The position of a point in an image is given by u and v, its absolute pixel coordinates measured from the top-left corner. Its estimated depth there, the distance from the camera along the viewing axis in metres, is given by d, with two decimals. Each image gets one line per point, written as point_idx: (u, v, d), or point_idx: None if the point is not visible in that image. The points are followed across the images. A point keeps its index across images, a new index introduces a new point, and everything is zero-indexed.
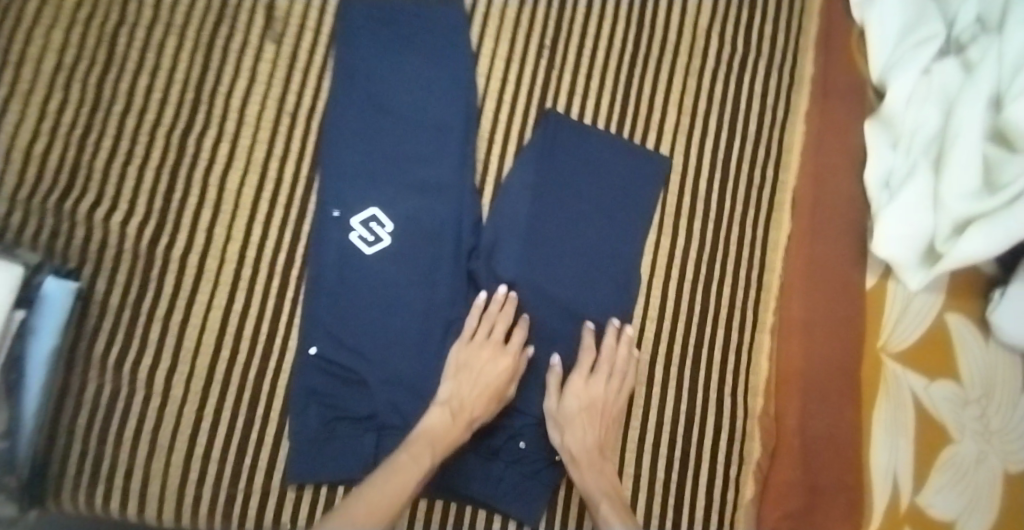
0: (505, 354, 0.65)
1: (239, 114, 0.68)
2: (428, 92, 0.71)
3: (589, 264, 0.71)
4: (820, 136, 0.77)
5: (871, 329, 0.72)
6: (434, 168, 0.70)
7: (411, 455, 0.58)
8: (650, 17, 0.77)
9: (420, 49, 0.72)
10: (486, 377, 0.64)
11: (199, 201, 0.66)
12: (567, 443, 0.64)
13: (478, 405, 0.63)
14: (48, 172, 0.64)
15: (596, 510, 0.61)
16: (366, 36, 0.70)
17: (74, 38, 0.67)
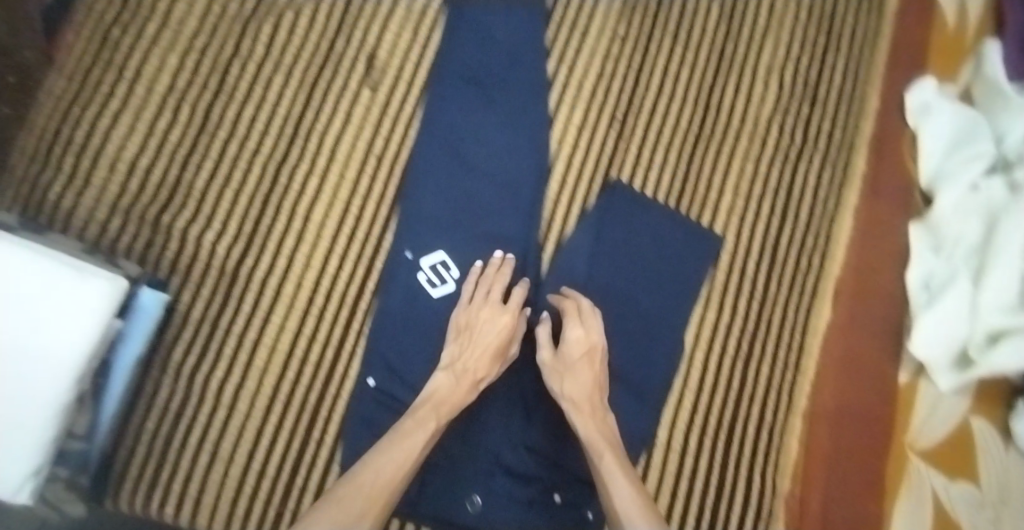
0: (504, 312, 0.67)
1: (330, 152, 0.73)
2: (504, 150, 0.76)
3: (640, 331, 0.74)
4: (866, 233, 0.82)
5: (901, 425, 0.75)
6: (502, 222, 0.74)
7: (416, 420, 0.60)
8: (718, 101, 0.81)
9: (501, 109, 0.76)
10: (486, 336, 0.66)
11: (284, 229, 0.71)
12: (566, 391, 0.66)
13: (482, 366, 0.65)
14: (151, 186, 0.69)
15: (597, 459, 0.61)
16: (454, 93, 0.75)
17: (188, 62, 0.71)
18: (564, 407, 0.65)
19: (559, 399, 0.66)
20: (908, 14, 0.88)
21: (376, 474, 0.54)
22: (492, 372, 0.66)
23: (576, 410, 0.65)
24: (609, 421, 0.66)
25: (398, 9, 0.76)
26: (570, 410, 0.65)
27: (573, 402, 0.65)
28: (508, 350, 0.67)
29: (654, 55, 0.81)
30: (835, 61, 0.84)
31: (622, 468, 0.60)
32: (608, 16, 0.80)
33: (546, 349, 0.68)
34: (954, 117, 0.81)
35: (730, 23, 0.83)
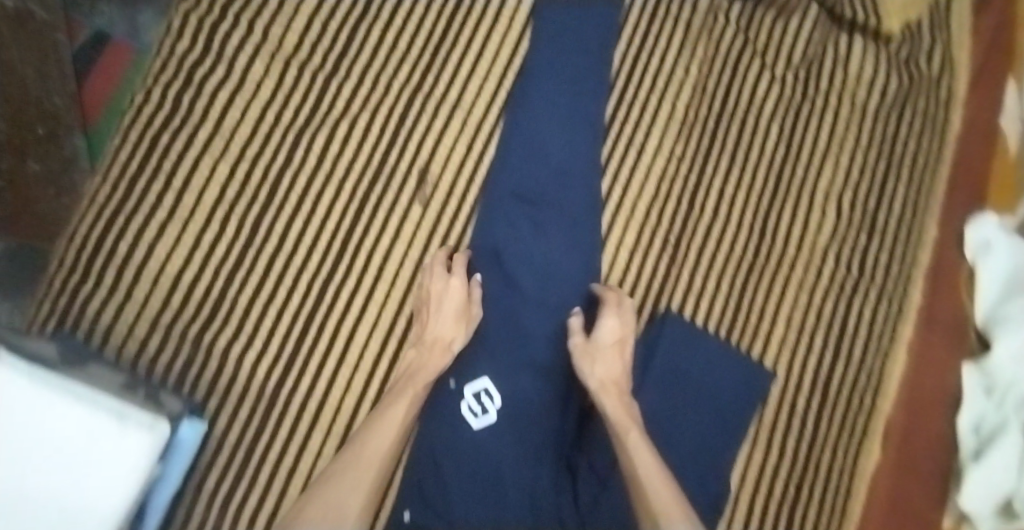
0: (449, 278, 0.68)
1: (378, 271, 0.71)
2: (552, 269, 0.73)
3: (709, 456, 0.72)
4: (918, 370, 0.80)
5: None
6: (547, 350, 0.72)
7: (399, 392, 0.63)
8: (772, 227, 0.79)
9: (551, 230, 0.74)
10: (441, 306, 0.67)
11: (326, 350, 0.68)
12: (598, 379, 0.66)
13: (448, 332, 0.66)
14: (192, 302, 0.66)
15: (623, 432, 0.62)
16: (505, 214, 0.73)
17: (238, 173, 0.69)
18: (595, 393, 0.66)
19: (588, 385, 0.67)
20: (968, 143, 0.86)
21: (357, 467, 0.56)
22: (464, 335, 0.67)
23: (608, 399, 0.65)
24: (636, 411, 0.66)
25: (453, 122, 0.74)
26: (601, 397, 0.65)
27: (603, 390, 0.66)
28: (472, 318, 0.68)
29: (710, 176, 0.79)
30: (895, 188, 0.83)
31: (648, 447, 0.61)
32: (665, 134, 0.79)
33: (578, 336, 0.69)
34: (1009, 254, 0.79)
35: (790, 144, 0.81)
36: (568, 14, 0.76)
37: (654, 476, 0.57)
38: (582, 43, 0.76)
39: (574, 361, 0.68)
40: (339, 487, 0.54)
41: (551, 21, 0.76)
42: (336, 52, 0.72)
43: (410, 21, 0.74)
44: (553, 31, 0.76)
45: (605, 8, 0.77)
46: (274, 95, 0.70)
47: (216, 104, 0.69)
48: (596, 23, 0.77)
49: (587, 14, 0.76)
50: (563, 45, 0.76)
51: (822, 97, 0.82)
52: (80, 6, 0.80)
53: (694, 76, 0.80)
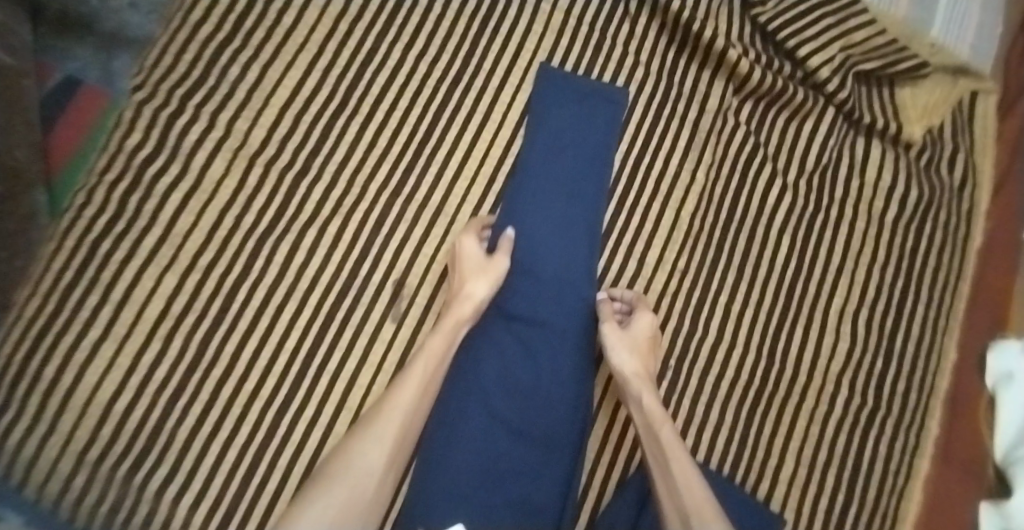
0: (464, 237, 0.64)
1: (342, 397, 0.62)
2: (543, 392, 0.66)
3: None
4: (938, 510, 0.73)
5: None
6: (533, 487, 0.64)
7: (435, 337, 0.59)
8: (781, 350, 0.73)
9: (546, 356, 0.67)
10: (461, 265, 0.63)
11: (276, 491, 0.59)
12: (632, 367, 0.63)
13: (469, 285, 0.62)
14: (124, 435, 0.58)
15: (658, 431, 0.59)
16: (495, 335, 0.68)
17: (188, 284, 0.61)
18: (629, 381, 0.63)
19: (621, 372, 0.63)
20: (989, 259, 0.81)
21: (379, 424, 0.52)
22: (491, 288, 0.62)
23: (640, 391, 0.62)
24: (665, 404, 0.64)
25: (435, 229, 0.67)
26: (632, 387, 0.62)
27: (638, 377, 0.63)
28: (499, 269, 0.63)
29: (715, 292, 0.73)
30: (913, 307, 0.76)
31: (682, 446, 0.58)
32: (668, 245, 0.73)
33: (611, 323, 0.65)
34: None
35: (801, 259, 0.75)
36: (567, 116, 0.72)
37: (692, 477, 0.55)
38: (582, 149, 0.72)
39: (606, 344, 0.65)
40: (358, 448, 0.51)
41: (549, 124, 0.72)
42: (308, 150, 0.66)
43: (392, 118, 0.68)
44: (550, 132, 0.71)
45: (607, 112, 0.73)
46: (236, 195, 0.63)
47: (168, 207, 0.62)
48: (596, 128, 0.73)
49: (588, 118, 0.72)
50: (561, 149, 0.71)
51: (836, 207, 0.77)
52: (54, 49, 0.67)
53: (700, 181, 0.74)
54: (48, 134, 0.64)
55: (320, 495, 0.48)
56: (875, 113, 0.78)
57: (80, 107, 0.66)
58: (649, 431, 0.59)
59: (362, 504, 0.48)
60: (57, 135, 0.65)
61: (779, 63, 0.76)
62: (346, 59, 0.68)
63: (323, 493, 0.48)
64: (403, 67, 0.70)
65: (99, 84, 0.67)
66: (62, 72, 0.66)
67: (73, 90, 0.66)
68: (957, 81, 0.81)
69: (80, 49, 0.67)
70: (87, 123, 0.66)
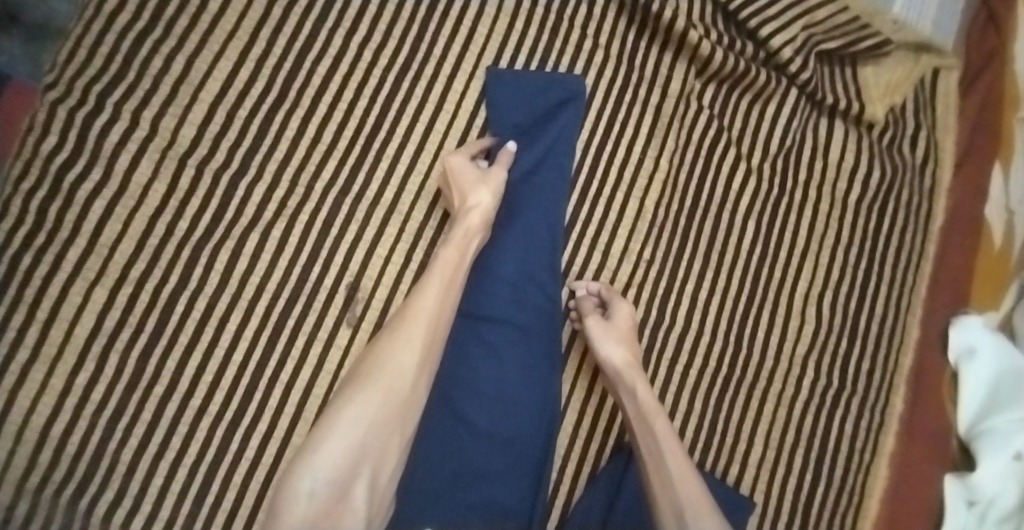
0: (453, 156, 0.64)
1: (297, 407, 0.59)
2: (512, 394, 0.62)
3: None
4: (901, 483, 0.74)
5: None
6: (502, 492, 0.60)
7: (451, 248, 0.59)
8: (748, 337, 0.72)
9: (514, 352, 0.63)
10: (458, 181, 0.63)
11: (233, 509, 0.57)
12: (620, 357, 0.62)
13: (470, 194, 0.62)
14: (63, 461, 0.54)
15: (652, 423, 0.58)
16: (461, 331, 0.63)
17: (121, 298, 0.57)
18: (620, 371, 0.62)
19: (612, 364, 0.62)
20: (950, 236, 0.81)
21: (407, 329, 0.52)
22: (494, 197, 0.63)
23: (633, 386, 0.61)
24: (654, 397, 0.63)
25: (388, 228, 0.64)
26: (624, 383, 0.62)
27: (626, 368, 0.62)
28: (498, 180, 0.64)
29: (681, 280, 0.71)
30: (877, 288, 0.76)
31: (675, 437, 0.57)
32: (632, 234, 0.70)
33: (593, 315, 0.65)
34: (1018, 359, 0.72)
35: (767, 243, 0.74)
36: (528, 110, 0.69)
37: (685, 468, 0.55)
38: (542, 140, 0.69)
39: (591, 336, 0.64)
40: (386, 355, 0.51)
41: (508, 117, 0.68)
42: (245, 149, 0.61)
43: (336, 111, 0.64)
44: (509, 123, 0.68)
45: (567, 100, 0.70)
46: (168, 199, 0.59)
47: (94, 215, 0.57)
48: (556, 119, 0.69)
49: (547, 107, 0.69)
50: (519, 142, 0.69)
51: (801, 190, 0.76)
52: None
53: (664, 167, 0.72)
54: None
55: (359, 395, 0.48)
56: (837, 93, 0.76)
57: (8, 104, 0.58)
58: (642, 422, 0.59)
59: (397, 403, 0.49)
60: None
61: (741, 43, 0.74)
62: (283, 48, 0.64)
63: (357, 396, 0.48)
64: (347, 55, 0.65)
65: (28, 77, 0.59)
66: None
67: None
68: (919, 57, 0.80)
69: (5, 44, 0.59)
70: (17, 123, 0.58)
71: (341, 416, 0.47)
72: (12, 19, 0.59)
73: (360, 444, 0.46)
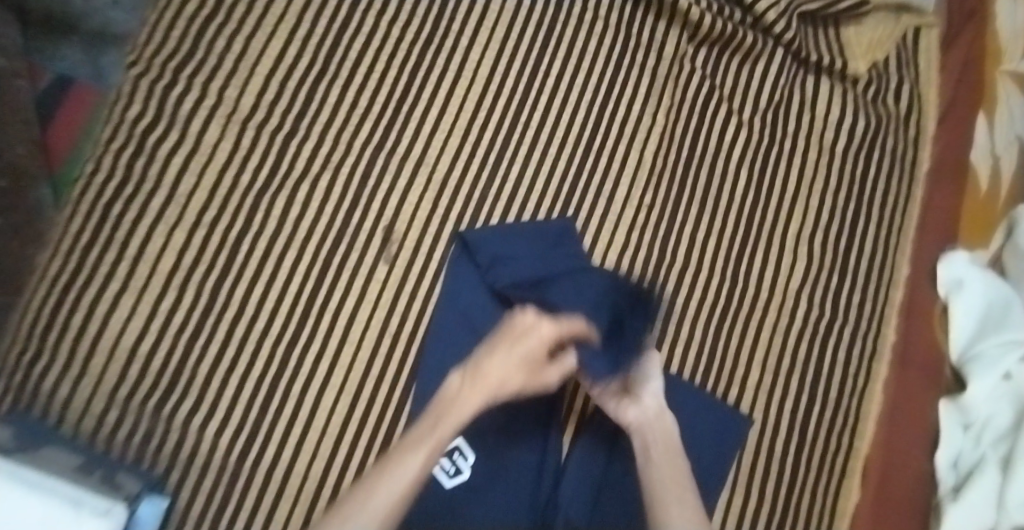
0: (537, 322, 0.57)
1: (344, 332, 0.69)
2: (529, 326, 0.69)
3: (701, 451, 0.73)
4: (896, 409, 0.81)
5: None
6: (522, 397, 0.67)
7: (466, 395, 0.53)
8: (744, 272, 0.79)
9: None
10: (525, 349, 0.56)
11: (292, 415, 0.67)
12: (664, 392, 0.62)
13: (512, 375, 0.55)
14: (150, 373, 0.65)
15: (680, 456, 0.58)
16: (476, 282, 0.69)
17: (195, 239, 0.68)
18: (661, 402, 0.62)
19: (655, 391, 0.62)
20: (936, 179, 0.87)
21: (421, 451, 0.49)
22: (527, 383, 0.56)
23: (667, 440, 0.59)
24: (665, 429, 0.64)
25: (417, 179, 0.73)
26: (656, 423, 0.60)
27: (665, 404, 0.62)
28: (545, 376, 0.57)
29: (681, 222, 0.79)
30: (865, 228, 0.83)
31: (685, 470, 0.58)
32: (634, 183, 0.79)
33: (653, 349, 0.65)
34: (1021, 318, 0.78)
35: (759, 187, 0.81)
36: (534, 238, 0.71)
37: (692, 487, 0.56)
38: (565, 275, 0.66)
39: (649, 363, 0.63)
40: (418, 449, 0.49)
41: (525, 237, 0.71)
42: (294, 113, 0.72)
43: (369, 79, 0.74)
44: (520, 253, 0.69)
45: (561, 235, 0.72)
46: (232, 156, 0.70)
47: (170, 169, 0.68)
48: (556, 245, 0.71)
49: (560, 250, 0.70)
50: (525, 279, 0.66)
51: (789, 141, 0.83)
52: (42, 51, 0.78)
53: (661, 123, 0.80)
54: (45, 131, 0.76)
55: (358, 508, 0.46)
56: (820, 52, 0.84)
57: (71, 105, 0.78)
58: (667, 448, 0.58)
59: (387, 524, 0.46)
60: (52, 131, 0.77)
61: (729, 10, 0.82)
62: (324, 27, 0.75)
63: (394, 472, 0.48)
64: (378, 33, 0.76)
65: (87, 82, 0.79)
66: (52, 74, 0.78)
67: (64, 91, 0.78)
68: (900, 17, 0.88)
69: (66, 50, 0.79)
70: (78, 118, 0.78)
71: (374, 487, 0.47)
72: (71, 29, 0.79)
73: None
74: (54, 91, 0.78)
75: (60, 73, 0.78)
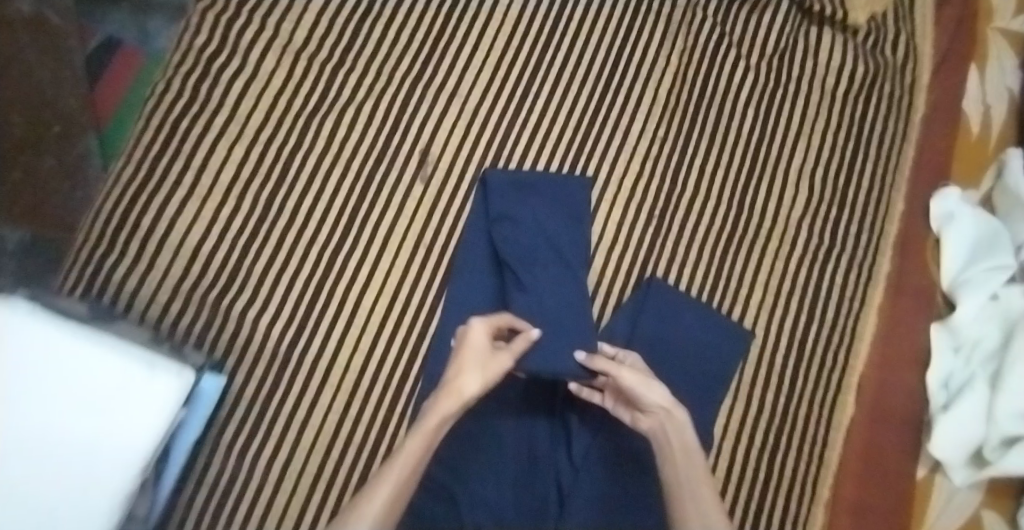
0: (474, 327, 0.63)
1: (383, 241, 0.77)
2: (544, 253, 0.76)
3: (706, 365, 0.80)
4: (888, 331, 0.87)
5: (919, 508, 0.82)
6: (544, 298, 0.74)
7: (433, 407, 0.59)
8: (749, 202, 0.86)
9: (549, 222, 0.78)
10: (472, 355, 0.62)
11: (336, 313, 0.74)
12: (661, 394, 0.63)
13: (465, 377, 0.60)
14: (210, 270, 0.73)
15: (697, 456, 0.59)
16: (502, 208, 0.78)
17: (253, 154, 0.75)
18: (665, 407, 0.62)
19: (653, 400, 0.62)
20: (931, 125, 0.93)
21: (398, 462, 0.55)
22: (487, 382, 0.61)
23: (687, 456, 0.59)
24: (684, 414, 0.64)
25: (451, 108, 0.81)
26: (668, 425, 0.61)
27: (670, 404, 0.62)
28: (500, 365, 0.62)
29: (691, 155, 0.86)
30: (863, 166, 0.89)
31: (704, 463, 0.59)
32: (648, 118, 0.85)
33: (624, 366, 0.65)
34: (1010, 242, 0.85)
35: (764, 125, 0.88)
36: (546, 197, 0.79)
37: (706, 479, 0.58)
38: (554, 251, 0.77)
39: (627, 384, 0.64)
40: (397, 460, 0.55)
41: (539, 194, 0.79)
42: (342, 47, 0.79)
43: (410, 20, 0.82)
44: (531, 212, 0.78)
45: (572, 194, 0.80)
46: (286, 82, 0.77)
47: (231, 91, 0.76)
48: (567, 207, 0.79)
49: (561, 213, 0.79)
50: (516, 243, 0.76)
51: (794, 84, 0.89)
52: (94, 14, 0.93)
53: (675, 65, 0.87)
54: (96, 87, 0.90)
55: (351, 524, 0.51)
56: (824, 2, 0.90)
57: (119, 65, 0.91)
58: (683, 450, 0.59)
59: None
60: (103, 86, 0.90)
61: None
62: None
63: (378, 487, 0.54)
64: None
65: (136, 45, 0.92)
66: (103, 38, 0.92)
67: (113, 52, 0.92)
68: None
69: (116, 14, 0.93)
70: (124, 75, 0.91)
71: (363, 504, 0.53)
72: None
73: None
74: (106, 49, 0.91)
75: (110, 35, 0.92)
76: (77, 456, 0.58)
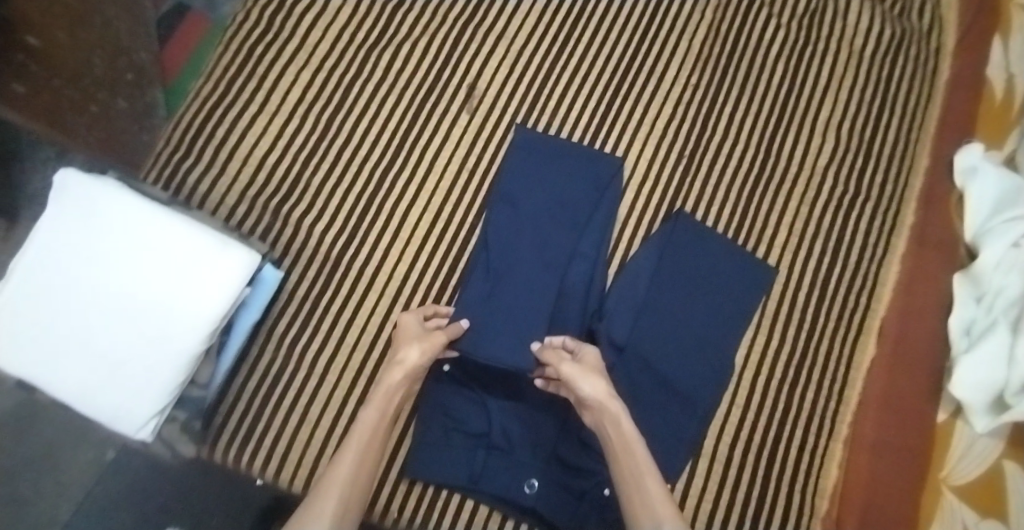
0: (406, 316, 0.74)
1: (430, 163, 0.83)
2: (557, 227, 0.81)
3: (723, 307, 0.84)
4: (912, 277, 0.87)
5: (940, 450, 0.77)
6: (541, 268, 0.79)
7: (380, 386, 0.69)
8: (775, 149, 0.90)
9: (570, 198, 0.82)
10: (407, 336, 0.72)
11: (384, 225, 0.80)
12: (598, 391, 0.69)
13: (401, 354, 0.70)
14: (274, 180, 0.80)
15: (636, 451, 0.65)
16: (539, 155, 0.83)
17: (317, 80, 0.83)
18: (604, 404, 0.68)
19: (594, 397, 0.68)
20: (954, 89, 0.95)
21: (355, 434, 0.65)
22: (425, 352, 0.70)
23: (626, 445, 0.66)
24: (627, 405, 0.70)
25: (498, 48, 0.87)
26: (610, 420, 0.67)
27: (608, 401, 0.68)
28: (436, 338, 0.72)
29: (722, 102, 0.91)
30: (888, 122, 0.93)
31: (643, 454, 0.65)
32: (681, 67, 0.91)
33: (565, 362, 0.71)
34: None
35: (793, 79, 0.93)
36: (575, 172, 0.83)
37: (646, 468, 0.64)
38: (570, 222, 0.82)
39: (568, 380, 0.70)
40: (356, 431, 0.65)
41: (569, 168, 0.83)
42: None
43: None
44: (557, 187, 0.82)
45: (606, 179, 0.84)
46: (350, 19, 0.85)
47: (302, 23, 0.84)
48: (596, 185, 0.83)
49: (583, 192, 0.83)
50: (535, 204, 0.82)
51: (822, 44, 0.94)
52: None
53: (708, 20, 0.93)
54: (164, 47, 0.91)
55: (325, 485, 0.61)
56: None
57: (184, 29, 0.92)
58: (623, 444, 0.66)
59: (356, 490, 0.62)
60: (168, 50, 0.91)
61: None
62: None
63: (342, 456, 0.63)
64: None
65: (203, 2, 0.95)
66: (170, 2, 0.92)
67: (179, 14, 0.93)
68: None
69: None
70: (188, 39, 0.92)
71: (333, 471, 0.62)
72: None
73: (340, 501, 0.60)
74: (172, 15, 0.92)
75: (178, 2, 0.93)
76: (157, 317, 0.64)
